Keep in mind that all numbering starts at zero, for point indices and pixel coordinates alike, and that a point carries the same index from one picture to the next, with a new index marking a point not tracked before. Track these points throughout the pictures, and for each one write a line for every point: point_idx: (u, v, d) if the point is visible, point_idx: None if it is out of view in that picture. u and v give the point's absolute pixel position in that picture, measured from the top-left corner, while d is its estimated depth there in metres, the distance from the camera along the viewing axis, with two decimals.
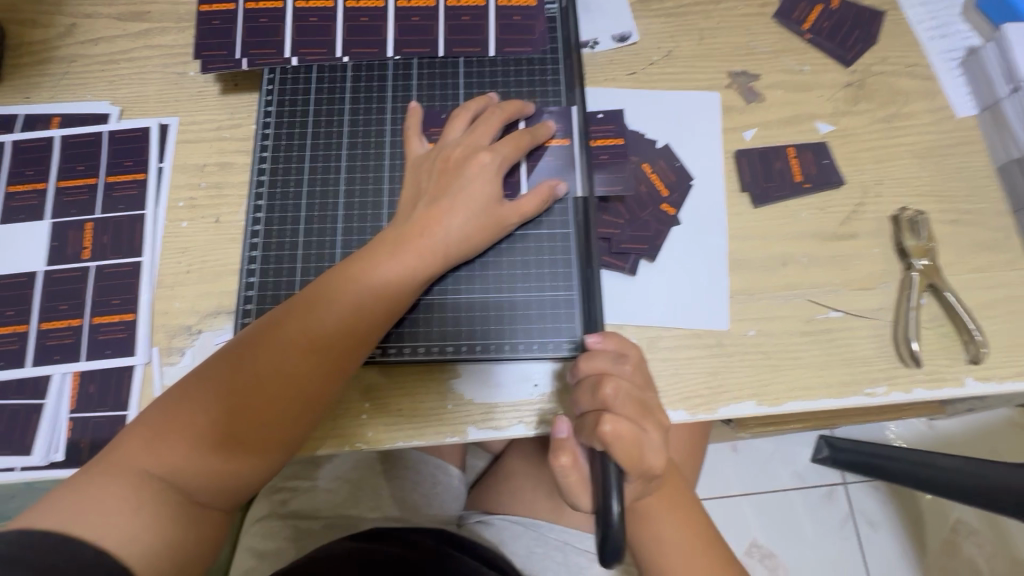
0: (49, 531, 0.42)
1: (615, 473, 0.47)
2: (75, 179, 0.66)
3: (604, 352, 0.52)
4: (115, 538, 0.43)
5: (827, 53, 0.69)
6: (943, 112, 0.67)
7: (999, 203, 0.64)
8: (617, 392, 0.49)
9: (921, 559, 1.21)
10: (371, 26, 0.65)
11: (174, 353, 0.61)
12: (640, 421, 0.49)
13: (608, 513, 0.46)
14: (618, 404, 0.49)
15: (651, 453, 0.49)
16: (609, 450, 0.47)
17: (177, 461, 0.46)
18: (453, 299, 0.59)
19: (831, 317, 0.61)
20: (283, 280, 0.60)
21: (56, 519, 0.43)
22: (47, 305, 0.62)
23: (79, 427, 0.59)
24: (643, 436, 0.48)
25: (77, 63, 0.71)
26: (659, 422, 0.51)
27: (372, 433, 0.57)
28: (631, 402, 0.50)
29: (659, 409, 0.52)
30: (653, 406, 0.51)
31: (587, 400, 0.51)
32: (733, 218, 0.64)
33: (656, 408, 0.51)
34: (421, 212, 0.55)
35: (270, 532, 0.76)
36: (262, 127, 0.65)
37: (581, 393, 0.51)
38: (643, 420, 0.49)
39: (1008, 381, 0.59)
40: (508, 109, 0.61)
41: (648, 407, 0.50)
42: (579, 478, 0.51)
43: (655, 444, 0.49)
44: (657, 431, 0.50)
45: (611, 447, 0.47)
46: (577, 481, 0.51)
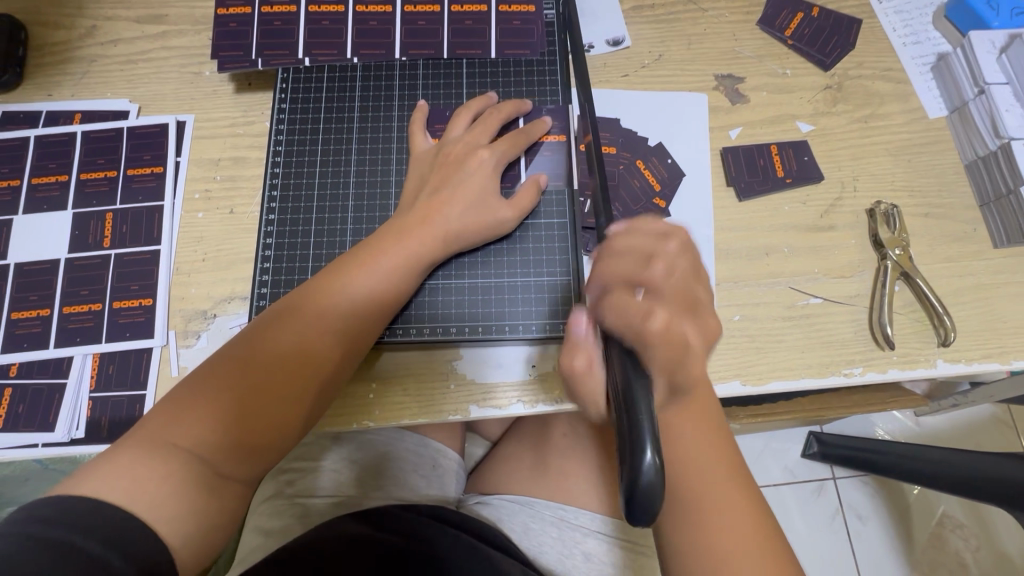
0: (83, 496, 0.45)
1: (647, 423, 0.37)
2: (95, 172, 0.69)
3: (648, 233, 0.51)
4: (146, 504, 0.46)
5: (808, 58, 0.74)
6: (916, 114, 0.72)
7: (968, 197, 0.69)
8: (665, 274, 0.49)
9: (908, 549, 1.24)
10: (379, 29, 0.69)
11: (190, 336, 0.64)
12: (682, 313, 0.48)
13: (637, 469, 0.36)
14: (664, 284, 0.49)
15: (692, 356, 0.48)
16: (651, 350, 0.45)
17: (199, 434, 0.50)
18: (456, 284, 0.63)
19: (811, 303, 0.65)
20: (296, 267, 0.63)
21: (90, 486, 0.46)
22: (69, 291, 0.65)
23: (100, 406, 0.62)
24: (685, 336, 0.48)
25: (97, 62, 0.74)
26: (704, 323, 0.50)
27: (379, 411, 0.61)
28: (677, 292, 0.49)
29: (705, 306, 0.51)
30: (699, 301, 0.50)
31: (625, 282, 0.49)
32: (720, 210, 0.68)
33: (704, 307, 0.50)
34: (425, 202, 0.59)
35: (276, 511, 0.78)
36: (276, 123, 0.68)
37: (619, 271, 0.49)
38: (688, 315, 0.49)
39: (975, 363, 0.63)
40: (506, 109, 0.65)
41: (697, 304, 0.50)
42: (587, 365, 0.52)
43: (696, 344, 0.49)
44: (699, 331, 0.49)
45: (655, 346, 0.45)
46: (584, 367, 0.52)
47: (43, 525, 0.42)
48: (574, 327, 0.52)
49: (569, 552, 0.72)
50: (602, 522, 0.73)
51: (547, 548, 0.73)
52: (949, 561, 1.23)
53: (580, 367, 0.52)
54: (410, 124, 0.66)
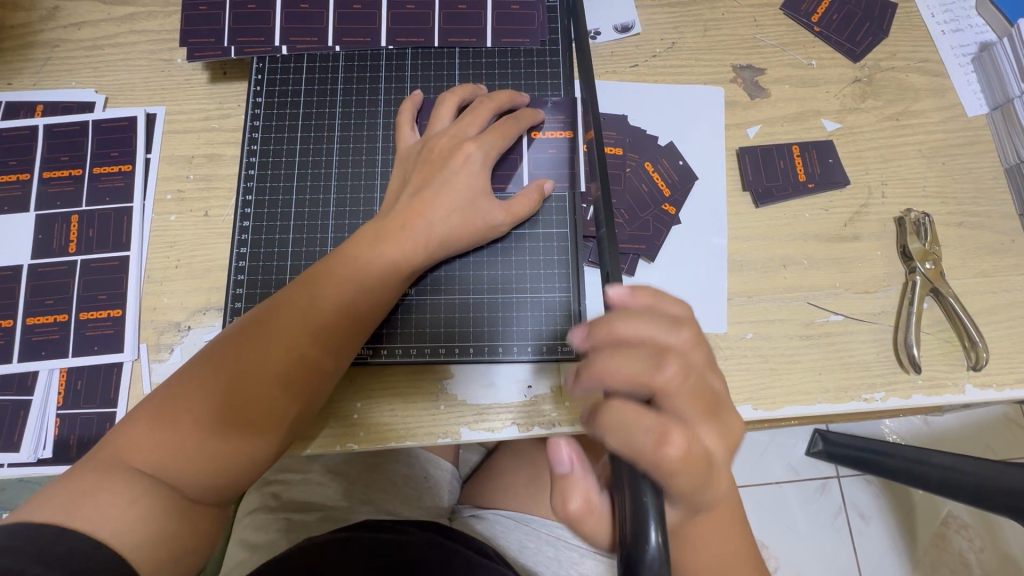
0: (47, 522, 0.42)
1: (648, 496, 0.35)
2: (60, 170, 0.64)
3: (657, 318, 0.40)
4: (114, 529, 0.43)
5: (836, 47, 0.67)
6: (952, 111, 0.65)
7: (1006, 206, 0.63)
8: (680, 376, 0.38)
9: (912, 553, 1.22)
10: (364, 13, 0.63)
11: (163, 350, 0.60)
12: (703, 418, 0.39)
13: (642, 549, 0.33)
14: (677, 391, 0.38)
15: (713, 474, 0.39)
16: (662, 455, 0.36)
17: (165, 459, 0.46)
18: (446, 299, 0.58)
19: (831, 321, 0.60)
20: (273, 279, 0.59)
21: (54, 511, 0.42)
22: (34, 300, 0.61)
23: (67, 425, 0.58)
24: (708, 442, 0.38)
25: (60, 48, 0.68)
26: (722, 421, 0.40)
27: (363, 433, 0.57)
28: (696, 389, 0.39)
29: (721, 435, 0.39)
30: (716, 406, 0.40)
31: (625, 371, 0.38)
32: (733, 218, 0.63)
33: (721, 402, 0.40)
34: (405, 203, 0.53)
35: (262, 524, 0.75)
36: (251, 119, 0.63)
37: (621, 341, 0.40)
38: (708, 420, 0.39)
39: (1006, 388, 0.58)
40: (498, 99, 0.58)
41: (714, 401, 0.40)
42: (586, 505, 0.41)
43: (719, 453, 0.39)
44: (722, 438, 0.40)
45: (670, 461, 0.36)
46: (584, 508, 0.41)
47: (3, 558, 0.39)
48: (558, 459, 0.42)
49: (566, 572, 0.69)
50: None
51: (542, 565, 0.69)
52: (953, 565, 1.21)
53: (578, 510, 0.42)
54: (397, 118, 0.60)
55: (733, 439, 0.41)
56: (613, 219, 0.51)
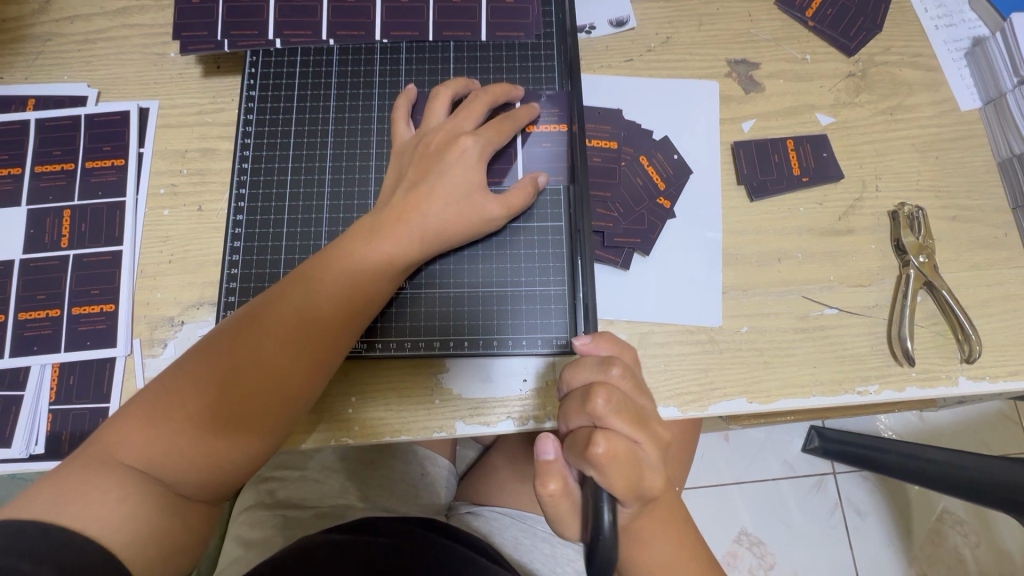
0: (34, 518, 0.41)
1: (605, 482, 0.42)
2: (52, 165, 0.64)
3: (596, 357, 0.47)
4: (100, 526, 0.42)
5: (830, 42, 0.67)
6: (946, 106, 0.66)
7: (999, 199, 0.63)
8: (610, 402, 0.43)
9: (908, 548, 1.22)
10: (357, 7, 0.63)
11: (156, 345, 0.60)
12: (633, 434, 0.43)
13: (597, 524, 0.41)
14: (608, 416, 0.43)
15: (647, 475, 0.43)
16: (601, 472, 0.41)
17: (157, 453, 0.45)
18: (441, 293, 0.58)
19: (825, 314, 0.60)
20: (267, 273, 0.58)
21: (42, 508, 0.42)
22: (26, 295, 0.60)
23: (60, 420, 0.58)
24: (638, 452, 0.43)
25: (51, 42, 0.68)
26: (655, 434, 0.45)
27: (357, 428, 0.56)
28: (626, 410, 0.43)
29: (652, 445, 0.44)
30: (646, 422, 0.44)
31: (580, 411, 0.45)
32: (728, 211, 0.63)
33: (650, 417, 0.45)
34: (401, 197, 0.53)
35: (258, 520, 0.75)
36: (245, 113, 0.62)
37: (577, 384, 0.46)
38: (637, 433, 0.43)
39: (1000, 380, 0.58)
40: (493, 92, 0.58)
41: (644, 415, 0.44)
42: (562, 487, 0.44)
43: (650, 460, 0.43)
44: (653, 445, 0.44)
45: (605, 468, 0.41)
46: (559, 490, 0.44)
47: None
48: (544, 451, 0.44)
49: (562, 569, 0.70)
50: None
51: (539, 564, 0.70)
52: (948, 561, 1.21)
53: (555, 490, 0.44)
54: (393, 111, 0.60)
55: (663, 446, 0.45)
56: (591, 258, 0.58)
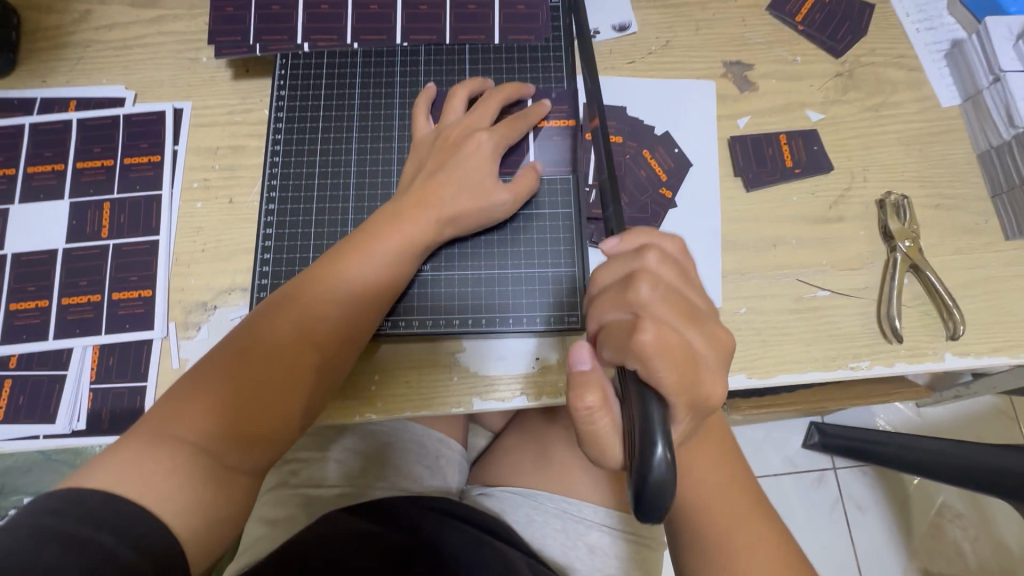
0: (95, 489, 0.44)
1: (654, 409, 0.38)
2: (92, 161, 0.68)
3: (626, 252, 0.46)
4: (154, 496, 0.45)
5: (819, 45, 0.72)
6: (928, 102, 0.70)
7: (979, 188, 0.67)
8: (653, 292, 0.43)
9: (906, 538, 1.25)
10: (379, 13, 0.68)
11: (190, 328, 0.63)
12: (685, 323, 0.43)
13: (649, 463, 0.36)
14: (653, 301, 0.43)
15: (703, 377, 0.43)
16: (651, 364, 0.40)
17: (204, 426, 0.49)
18: (459, 275, 0.62)
19: (818, 296, 0.64)
20: (297, 257, 0.62)
21: (100, 477, 0.45)
22: (68, 282, 0.64)
23: (100, 398, 0.61)
24: (690, 347, 0.42)
25: (91, 48, 0.73)
26: (706, 333, 0.44)
27: (381, 403, 0.60)
28: (674, 299, 0.44)
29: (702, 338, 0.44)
30: (695, 312, 0.44)
31: (616, 301, 0.44)
32: (726, 201, 0.67)
33: (701, 312, 0.44)
34: (422, 187, 0.57)
35: (280, 500, 0.78)
36: (275, 111, 0.67)
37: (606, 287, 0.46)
38: (686, 324, 0.43)
39: (983, 356, 0.62)
40: (505, 90, 0.62)
41: (691, 309, 0.44)
42: (601, 401, 0.44)
43: (700, 356, 0.43)
44: (706, 343, 0.43)
45: (654, 360, 0.40)
46: (598, 405, 0.44)
47: (56, 518, 0.41)
48: (578, 360, 0.46)
49: (573, 543, 0.73)
50: (605, 515, 0.74)
51: (550, 539, 0.73)
52: (947, 550, 1.24)
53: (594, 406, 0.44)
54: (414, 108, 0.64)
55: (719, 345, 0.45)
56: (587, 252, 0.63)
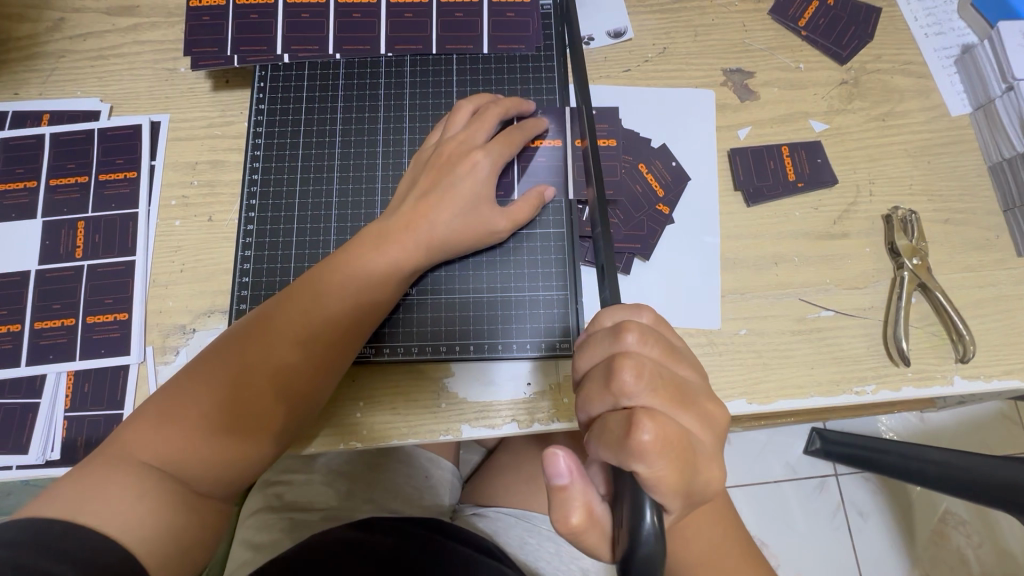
0: (57, 518, 0.42)
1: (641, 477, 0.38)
2: (66, 178, 0.66)
3: (609, 332, 0.44)
4: (121, 524, 0.43)
5: (823, 50, 0.69)
6: (937, 111, 0.67)
7: (990, 202, 0.64)
8: (637, 377, 0.40)
9: (911, 549, 1.23)
10: (363, 22, 0.65)
11: (168, 353, 0.61)
12: (672, 409, 0.41)
13: (637, 530, 0.36)
14: (640, 393, 0.40)
15: (701, 467, 0.41)
16: (650, 465, 0.37)
17: (173, 452, 0.47)
18: (447, 298, 0.60)
19: (822, 316, 0.61)
20: (277, 280, 0.60)
21: (63, 507, 0.43)
22: (41, 305, 0.62)
23: (75, 426, 0.59)
24: (686, 434, 0.40)
25: (65, 58, 0.70)
26: (698, 410, 0.42)
27: (366, 430, 0.58)
28: (662, 384, 0.41)
29: (692, 391, 0.43)
30: (684, 389, 0.42)
31: (602, 395, 0.42)
32: (726, 216, 0.64)
33: (690, 390, 0.42)
34: (411, 206, 0.55)
35: (265, 524, 0.76)
36: (254, 125, 0.64)
37: (591, 384, 0.43)
38: (678, 408, 0.41)
39: (994, 380, 0.59)
40: (505, 104, 0.59)
41: (681, 388, 0.42)
42: (586, 518, 0.41)
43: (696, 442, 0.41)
44: (699, 424, 0.42)
45: (655, 460, 0.37)
46: (583, 522, 0.42)
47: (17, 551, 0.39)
48: (557, 470, 0.40)
49: (568, 566, 0.71)
50: None
51: (544, 562, 0.71)
52: (951, 560, 1.22)
53: (579, 524, 0.42)
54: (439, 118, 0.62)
55: (707, 421, 0.43)
56: (578, 274, 0.61)
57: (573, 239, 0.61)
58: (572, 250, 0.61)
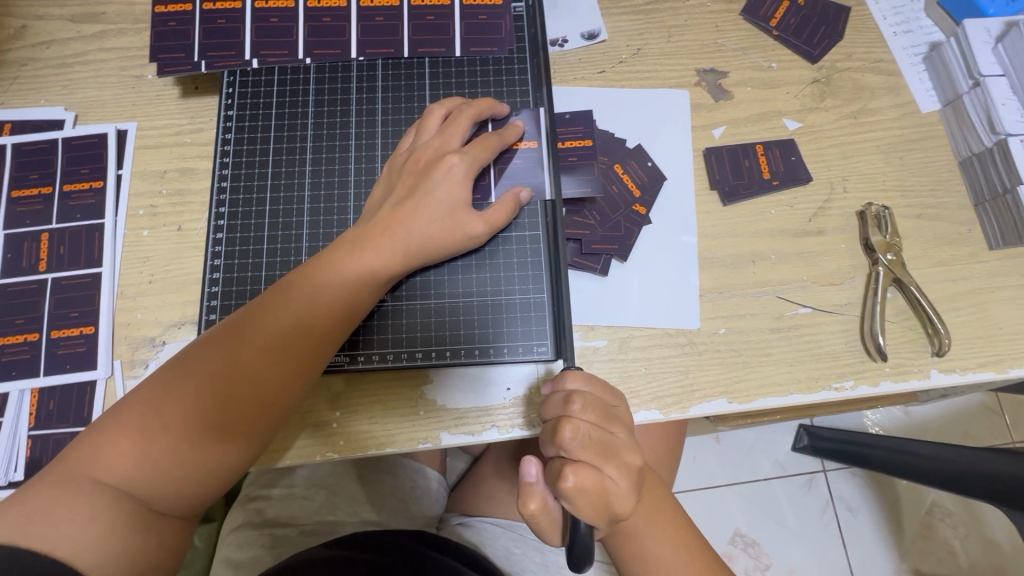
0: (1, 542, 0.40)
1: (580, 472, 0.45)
2: (29, 189, 0.64)
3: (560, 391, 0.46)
4: (72, 548, 0.42)
5: (794, 50, 0.69)
6: (907, 108, 0.68)
7: (962, 197, 0.65)
8: (574, 435, 0.43)
9: (898, 544, 1.23)
10: (333, 26, 0.64)
11: (137, 366, 0.59)
12: (602, 463, 0.43)
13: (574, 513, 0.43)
14: (574, 449, 0.43)
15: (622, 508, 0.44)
16: (572, 503, 0.42)
17: (132, 468, 0.45)
18: (422, 305, 0.58)
19: (800, 313, 0.61)
20: (248, 289, 0.59)
21: (8, 531, 0.41)
22: (3, 320, 0.60)
23: (40, 445, 0.57)
24: (611, 485, 0.43)
25: (28, 67, 0.68)
26: (628, 464, 0.44)
27: (342, 443, 0.56)
28: (595, 441, 0.43)
29: (626, 448, 0.45)
30: (618, 447, 0.44)
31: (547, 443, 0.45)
32: (703, 216, 0.64)
33: (624, 447, 0.44)
34: (386, 213, 0.54)
35: (245, 540, 0.74)
36: (223, 132, 0.63)
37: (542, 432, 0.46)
38: (608, 464, 0.43)
39: (969, 372, 0.60)
40: (478, 106, 0.59)
41: (615, 446, 0.44)
42: (543, 508, 0.45)
43: (621, 490, 0.44)
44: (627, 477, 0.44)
45: (575, 499, 0.42)
46: (540, 510, 0.45)
47: None
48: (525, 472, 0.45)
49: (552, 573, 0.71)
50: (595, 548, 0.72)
51: (529, 572, 0.71)
52: (939, 554, 1.22)
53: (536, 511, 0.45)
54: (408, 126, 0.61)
55: (636, 473, 0.45)
56: (558, 277, 0.59)
57: (552, 244, 0.60)
58: (551, 251, 0.60)
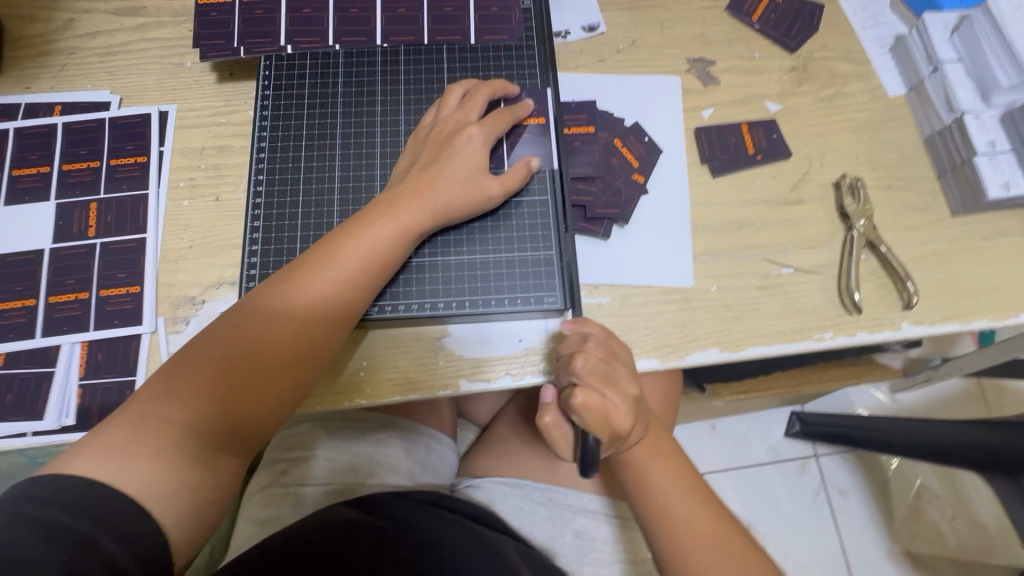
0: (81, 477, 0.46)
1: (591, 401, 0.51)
2: (78, 163, 0.69)
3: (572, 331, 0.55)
4: (140, 483, 0.47)
5: (774, 41, 0.77)
6: (876, 92, 0.76)
7: (927, 169, 0.72)
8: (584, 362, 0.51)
9: (887, 521, 1.29)
10: (359, 17, 0.71)
11: (179, 322, 0.64)
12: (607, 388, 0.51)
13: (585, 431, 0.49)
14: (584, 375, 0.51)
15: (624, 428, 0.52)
16: (581, 417, 0.50)
17: (193, 408, 0.50)
18: (443, 261, 0.64)
19: (783, 273, 0.68)
20: (284, 248, 0.64)
21: (87, 464, 0.46)
22: (55, 280, 0.65)
23: (89, 394, 0.62)
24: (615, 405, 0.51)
25: (76, 54, 0.74)
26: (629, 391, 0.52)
27: (370, 389, 0.62)
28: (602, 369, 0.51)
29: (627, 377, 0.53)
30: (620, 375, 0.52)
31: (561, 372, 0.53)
32: (694, 187, 0.71)
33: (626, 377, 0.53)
34: (415, 178, 0.60)
35: (272, 500, 0.78)
36: (260, 110, 0.69)
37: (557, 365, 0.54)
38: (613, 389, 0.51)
39: (936, 324, 0.66)
40: (493, 86, 0.66)
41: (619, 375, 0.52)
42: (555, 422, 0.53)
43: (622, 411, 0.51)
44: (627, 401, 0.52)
45: (584, 414, 0.50)
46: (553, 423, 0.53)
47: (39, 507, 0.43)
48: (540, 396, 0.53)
49: (561, 530, 0.75)
50: (600, 503, 0.77)
51: (538, 527, 0.75)
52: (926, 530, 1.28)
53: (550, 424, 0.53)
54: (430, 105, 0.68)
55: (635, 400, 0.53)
56: (564, 236, 0.66)
57: (560, 208, 0.66)
58: (559, 214, 0.66)
